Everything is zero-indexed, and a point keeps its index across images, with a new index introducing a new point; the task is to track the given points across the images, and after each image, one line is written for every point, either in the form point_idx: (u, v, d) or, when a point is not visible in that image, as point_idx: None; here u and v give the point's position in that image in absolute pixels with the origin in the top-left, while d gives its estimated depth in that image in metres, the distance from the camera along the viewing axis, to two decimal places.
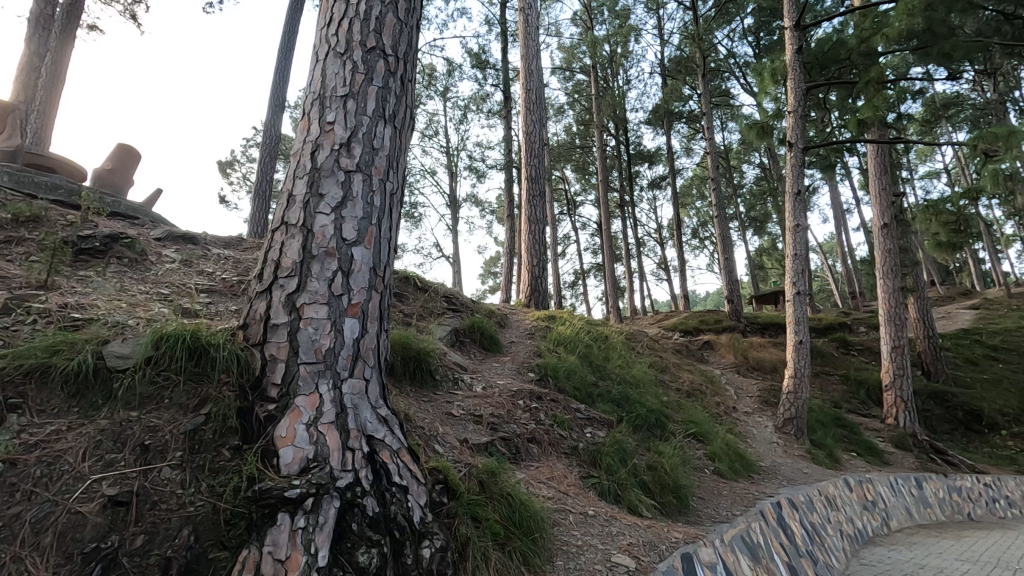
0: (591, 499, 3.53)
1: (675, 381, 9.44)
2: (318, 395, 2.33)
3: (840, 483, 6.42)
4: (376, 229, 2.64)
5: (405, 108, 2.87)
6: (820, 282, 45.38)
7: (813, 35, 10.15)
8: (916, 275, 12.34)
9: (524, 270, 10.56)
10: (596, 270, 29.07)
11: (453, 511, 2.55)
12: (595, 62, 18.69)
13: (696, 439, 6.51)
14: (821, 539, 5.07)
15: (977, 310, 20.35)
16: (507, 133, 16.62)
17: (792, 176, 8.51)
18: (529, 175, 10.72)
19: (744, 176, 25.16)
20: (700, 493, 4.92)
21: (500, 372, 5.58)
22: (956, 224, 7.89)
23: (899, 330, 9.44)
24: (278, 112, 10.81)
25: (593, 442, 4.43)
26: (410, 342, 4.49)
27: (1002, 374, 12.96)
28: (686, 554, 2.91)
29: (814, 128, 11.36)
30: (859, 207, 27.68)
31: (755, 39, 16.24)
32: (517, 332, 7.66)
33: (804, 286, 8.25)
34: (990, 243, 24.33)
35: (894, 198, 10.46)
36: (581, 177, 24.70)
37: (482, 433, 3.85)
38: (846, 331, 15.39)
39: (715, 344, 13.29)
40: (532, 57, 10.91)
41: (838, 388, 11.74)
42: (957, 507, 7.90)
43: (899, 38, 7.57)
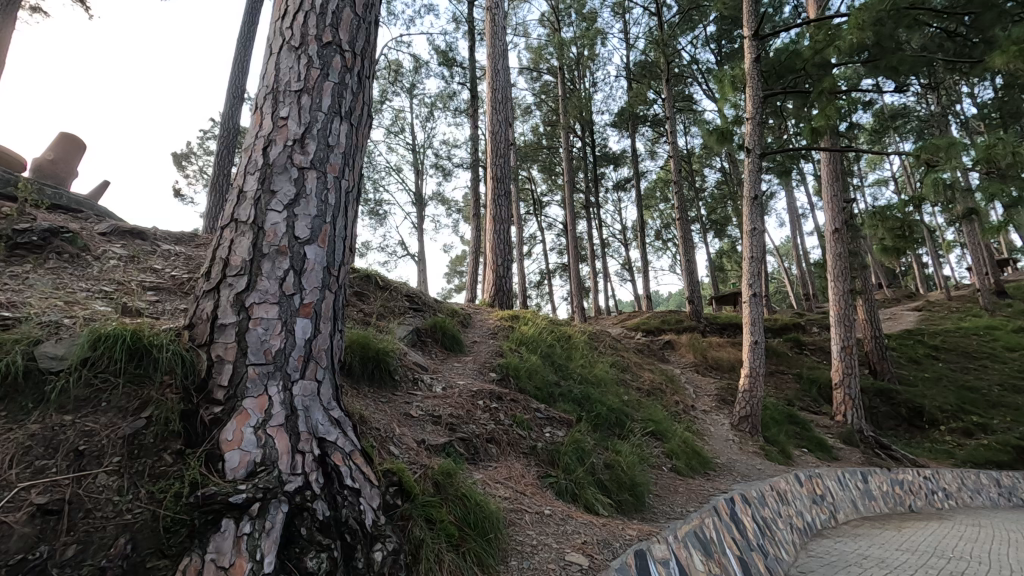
0: (548, 498, 3.56)
1: (636, 380, 9.62)
2: (267, 397, 2.27)
3: (791, 478, 6.65)
4: (330, 227, 2.59)
5: (361, 106, 2.82)
6: (777, 284, 47.07)
7: (770, 44, 10.52)
8: (866, 278, 12.88)
9: (489, 270, 10.57)
10: (561, 269, 29.36)
11: (408, 513, 2.53)
12: (562, 64, 18.86)
13: (654, 437, 6.65)
14: (771, 533, 5.24)
15: (921, 311, 21.46)
16: (474, 132, 16.63)
17: (750, 181, 8.78)
18: (495, 174, 10.72)
19: (706, 180, 25.81)
20: (656, 490, 5.01)
21: (461, 372, 5.57)
22: (900, 229, 8.31)
23: (848, 331, 9.84)
24: (236, 103, 10.46)
25: (552, 441, 4.46)
26: (369, 342, 4.43)
27: (942, 373, 13.68)
28: (639, 550, 2.97)
29: (771, 135, 11.77)
30: (813, 212, 28.82)
31: (716, 46, 16.69)
32: (480, 332, 7.66)
33: (760, 288, 8.52)
34: (932, 247, 25.67)
35: (844, 204, 10.89)
36: (547, 177, 24.90)
37: (441, 434, 3.82)
38: (799, 332, 15.98)
39: (676, 343, 13.60)
40: (498, 57, 10.88)
41: (791, 386, 12.18)
42: (899, 499, 8.31)
43: (850, 51, 7.85)
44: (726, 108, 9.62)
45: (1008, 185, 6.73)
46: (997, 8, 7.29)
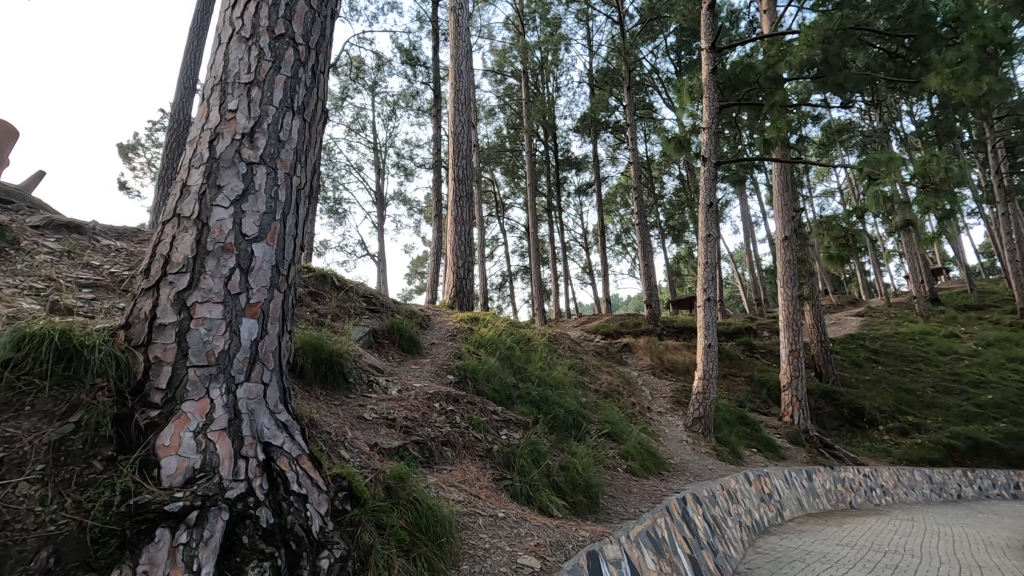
0: (503, 501, 3.56)
1: (594, 382, 9.74)
2: (208, 400, 2.18)
3: (741, 477, 6.87)
4: (280, 225, 2.51)
5: (315, 102, 2.76)
6: (730, 289, 48.70)
7: (727, 57, 10.88)
8: (813, 284, 13.44)
9: (450, 271, 10.51)
10: (523, 271, 29.51)
11: (357, 519, 2.48)
12: (526, 67, 18.97)
13: (610, 438, 6.75)
14: (721, 531, 5.39)
15: (863, 316, 22.56)
16: (437, 132, 16.52)
17: (706, 189, 9.03)
18: (457, 175, 10.67)
19: (664, 187, 26.43)
20: (611, 491, 5.08)
21: (418, 374, 5.51)
22: (844, 239, 8.71)
23: (796, 335, 10.22)
24: (187, 94, 10.04)
25: (508, 444, 4.46)
26: (322, 344, 4.33)
27: (881, 375, 14.41)
28: (591, 551, 3.00)
29: (727, 144, 12.17)
30: (765, 220, 29.92)
31: (675, 57, 17.14)
32: (439, 333, 7.61)
33: (713, 292, 8.78)
34: (874, 256, 27.06)
35: (793, 213, 11.34)
36: (510, 180, 25.01)
37: (395, 437, 3.76)
38: (751, 335, 16.54)
39: (634, 346, 13.86)
40: (462, 57, 10.83)
41: (743, 388, 12.59)
42: (840, 496, 8.70)
43: (799, 67, 8.21)
44: (684, 117, 9.89)
45: (941, 199, 7.16)
46: (934, 31, 7.70)
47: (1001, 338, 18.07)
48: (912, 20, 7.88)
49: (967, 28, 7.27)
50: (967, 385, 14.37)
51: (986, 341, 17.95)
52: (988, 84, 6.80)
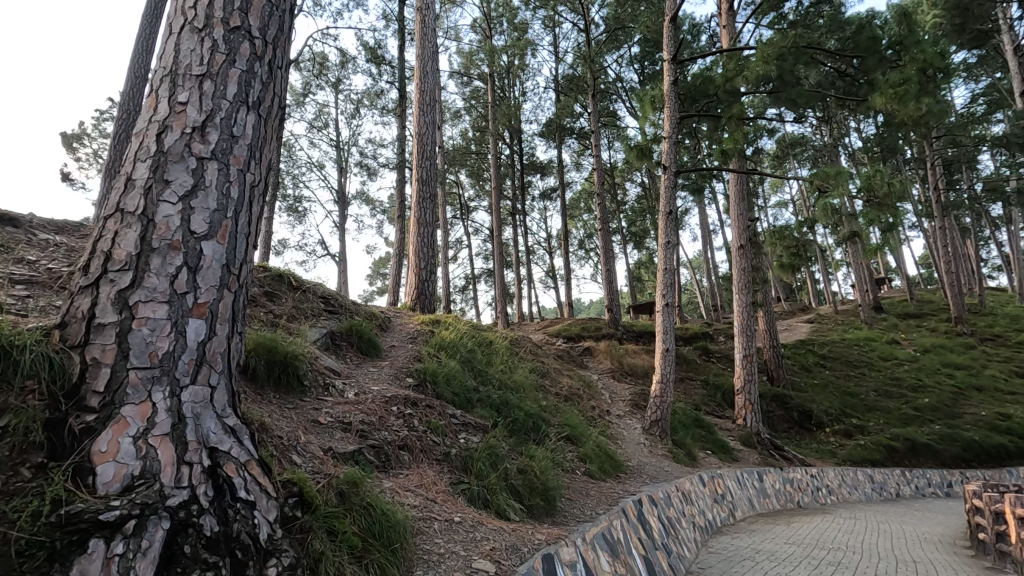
0: (459, 505, 3.53)
1: (555, 386, 9.80)
2: (150, 404, 2.09)
3: (695, 479, 7.03)
4: (231, 223, 2.43)
5: (271, 98, 2.69)
6: (689, 295, 49.96)
7: (688, 69, 11.16)
8: (766, 292, 13.92)
9: (411, 272, 10.42)
10: (487, 274, 29.48)
11: (308, 525, 2.42)
12: (493, 71, 18.99)
13: (569, 441, 6.82)
14: (675, 532, 5.50)
15: (812, 323, 23.51)
16: (401, 132, 16.33)
17: (666, 197, 9.23)
18: (421, 175, 10.58)
19: (627, 194, 26.89)
20: (568, 494, 5.12)
21: (376, 377, 5.42)
22: (795, 248, 9.07)
23: (749, 340, 10.55)
24: (138, 83, 9.61)
25: (467, 447, 4.43)
26: (276, 346, 4.23)
27: (828, 379, 15.04)
28: (546, 554, 3.01)
29: (687, 154, 12.49)
30: (722, 228, 30.82)
31: (639, 66, 17.48)
32: (399, 336, 7.51)
33: (672, 298, 8.99)
34: (823, 265, 28.25)
35: (749, 222, 11.72)
36: (475, 183, 24.97)
37: (350, 441, 3.70)
38: (708, 340, 17.00)
39: (594, 350, 14.03)
40: (427, 57, 10.73)
41: (699, 391, 12.91)
42: (788, 496, 9.02)
43: (756, 81, 8.52)
44: (646, 126, 10.09)
45: (884, 213, 7.53)
46: (879, 53, 8.10)
47: (937, 345, 19.16)
48: (859, 42, 8.19)
49: (909, 52, 7.71)
50: (906, 389, 15.16)
51: (923, 348, 18.99)
52: (927, 106, 7.22)
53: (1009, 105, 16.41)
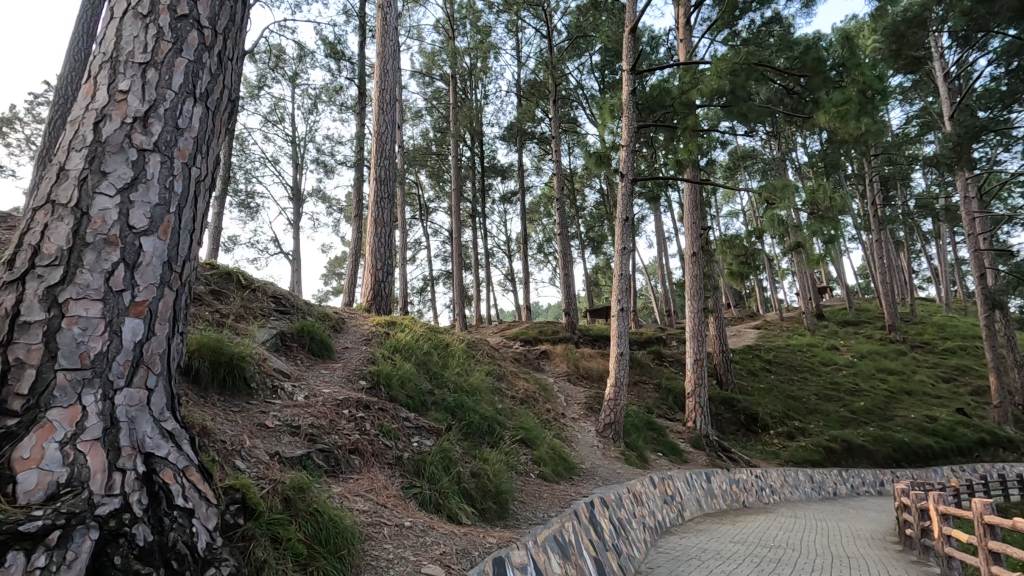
0: (410, 509, 3.49)
1: (511, 389, 9.82)
2: (80, 407, 1.97)
3: (646, 480, 7.18)
4: (174, 218, 2.33)
5: (221, 91, 2.60)
6: (643, 300, 51.11)
7: (646, 80, 11.42)
8: (716, 298, 14.38)
9: (367, 273, 10.24)
10: (445, 276, 29.30)
11: (250, 533, 2.35)
12: (455, 72, 18.92)
13: (523, 443, 6.85)
14: (625, 532, 5.60)
15: (759, 329, 24.47)
16: (360, 130, 16.04)
17: (623, 204, 9.42)
18: (379, 175, 10.41)
19: (586, 199, 27.27)
20: (521, 497, 5.15)
21: (327, 379, 5.30)
22: (745, 256, 9.44)
23: (700, 345, 10.87)
24: (77, 67, 9.07)
25: (419, 451, 4.39)
26: (222, 347, 4.09)
27: (773, 383, 15.67)
28: (497, 557, 3.02)
29: (644, 162, 12.79)
30: (677, 236, 31.69)
31: (600, 75, 17.77)
32: (352, 337, 7.37)
33: (627, 303, 9.17)
34: (770, 274, 29.44)
35: (702, 231, 12.08)
36: (435, 184, 24.80)
37: (299, 446, 3.60)
38: (661, 345, 17.43)
39: (551, 353, 14.15)
40: (388, 56, 10.57)
41: (651, 394, 13.21)
42: (734, 496, 9.34)
43: (710, 94, 8.81)
44: (605, 134, 10.26)
45: (826, 225, 7.92)
46: (824, 73, 8.52)
47: (872, 351, 20.28)
48: (805, 62, 8.63)
49: (851, 74, 8.16)
50: (844, 393, 15.96)
51: (860, 354, 20.06)
52: (866, 125, 7.65)
53: (939, 128, 17.56)
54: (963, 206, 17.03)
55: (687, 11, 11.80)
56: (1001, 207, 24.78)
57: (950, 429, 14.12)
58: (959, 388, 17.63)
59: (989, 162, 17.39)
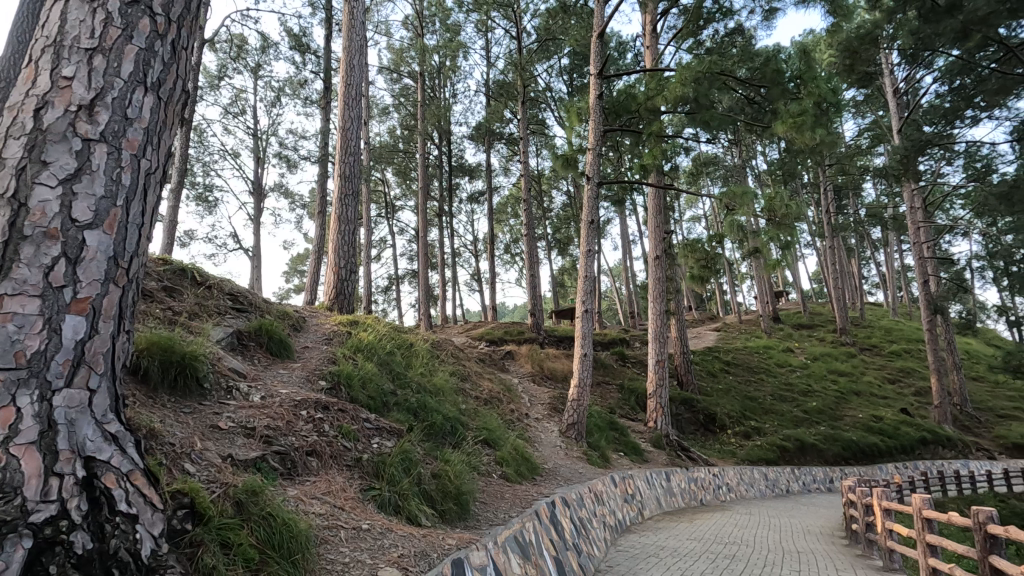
0: (368, 512, 3.44)
1: (475, 389, 9.80)
2: (14, 409, 1.86)
3: (607, 480, 7.28)
4: (121, 212, 2.24)
5: (174, 81, 2.51)
6: (608, 301, 51.81)
7: (613, 85, 11.58)
8: (678, 300, 14.69)
9: (330, 271, 10.05)
10: (411, 275, 29.00)
11: (198, 539, 2.29)
12: (423, 70, 18.76)
13: (486, 444, 6.84)
14: (585, 532, 5.65)
15: (719, 331, 25.13)
16: (325, 125, 15.72)
17: (589, 207, 9.51)
18: (343, 172, 10.22)
19: (553, 201, 27.44)
20: (482, 498, 5.14)
21: (286, 379, 5.18)
22: (705, 260, 9.67)
23: (662, 347, 11.08)
24: None
25: (379, 452, 4.32)
26: (174, 346, 3.95)
27: (731, 385, 16.10)
28: (456, 558, 3.02)
29: (610, 166, 12.96)
30: (641, 239, 32.23)
31: (568, 78, 17.91)
32: (313, 337, 7.21)
33: (591, 304, 9.27)
34: (730, 277, 30.28)
35: (665, 235, 12.32)
36: (402, 181, 24.53)
37: (253, 448, 3.51)
38: (625, 346, 17.69)
39: (516, 354, 14.18)
40: (355, 50, 10.38)
41: (614, 395, 13.40)
42: (692, 494, 9.56)
43: (674, 101, 8.99)
44: (572, 137, 10.34)
45: (782, 232, 8.18)
46: (782, 85, 8.81)
47: (825, 353, 21.08)
48: (766, 73, 8.92)
49: (807, 86, 8.46)
50: (797, 394, 16.55)
51: (813, 356, 20.83)
52: (821, 137, 7.95)
53: (888, 140, 18.41)
54: (910, 216, 17.88)
55: (654, 19, 12.02)
56: (943, 218, 26.15)
57: (895, 428, 14.81)
58: (903, 390, 18.51)
59: (933, 175, 18.32)
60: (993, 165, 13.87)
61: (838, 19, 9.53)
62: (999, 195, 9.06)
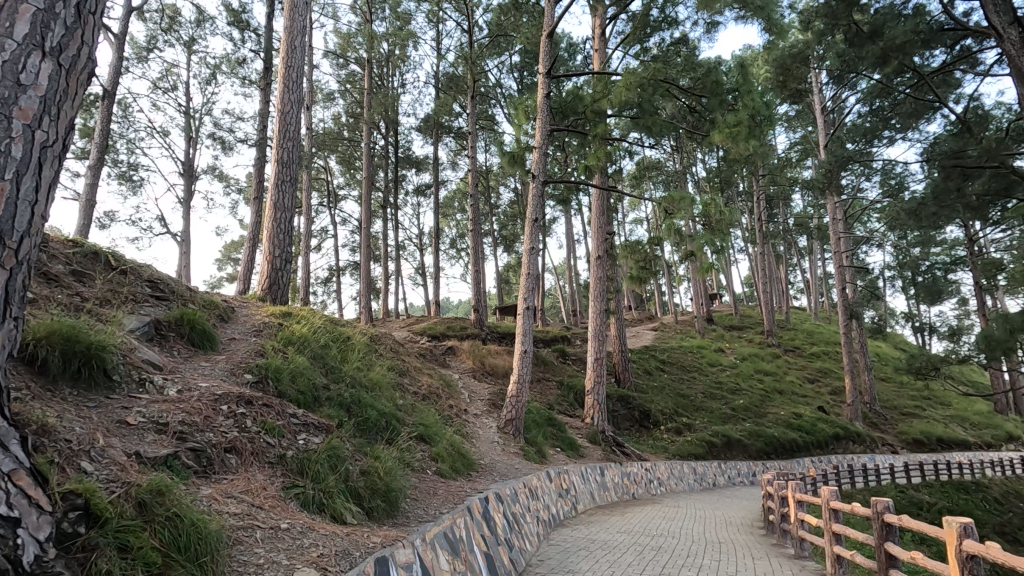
0: (289, 510, 3.31)
1: (414, 385, 9.67)
2: None
3: (542, 475, 7.38)
4: (9, 186, 2.04)
5: (79, 48, 2.30)
6: (551, 300, 52.39)
7: (563, 85, 11.70)
8: (618, 300, 15.05)
9: (265, 259, 9.62)
10: (352, 267, 28.26)
11: (92, 542, 2.14)
12: (371, 57, 18.25)
13: (422, 440, 6.77)
14: (518, 527, 5.70)
15: (657, 331, 26.02)
16: (264, 107, 15.03)
17: (534, 205, 9.55)
18: (281, 157, 9.76)
19: (500, 197, 27.44)
20: (413, 494, 5.06)
21: (207, 373, 4.91)
22: (644, 262, 9.97)
23: (601, 344, 11.31)
24: None
25: (305, 449, 4.17)
26: (78, 335, 3.66)
27: (666, 382, 16.67)
28: (380, 557, 2.95)
29: (556, 165, 13.10)
30: (585, 239, 32.78)
31: (519, 75, 17.91)
32: (241, 328, 6.88)
33: (533, 301, 9.32)
34: (669, 278, 31.34)
35: (608, 235, 12.59)
36: (346, 170, 23.86)
37: (164, 445, 3.30)
38: (566, 343, 17.96)
39: (457, 349, 14.11)
40: (298, 30, 9.92)
41: (553, 391, 13.59)
42: (624, 488, 9.84)
43: (619, 105, 9.16)
44: (519, 134, 10.35)
45: (715, 237, 8.48)
46: (720, 96, 9.10)
47: (753, 354, 22.21)
48: (706, 84, 9.22)
49: (743, 99, 8.80)
50: (726, 391, 17.37)
51: (742, 356, 21.91)
52: (753, 147, 8.33)
53: (815, 154, 19.60)
54: (831, 227, 19.05)
55: (603, 23, 12.24)
56: (861, 230, 28.13)
57: (812, 425, 15.81)
58: (821, 389, 19.81)
59: (853, 190, 19.64)
60: (905, 182, 15.02)
61: (773, 37, 9.99)
62: (910, 210, 9.81)
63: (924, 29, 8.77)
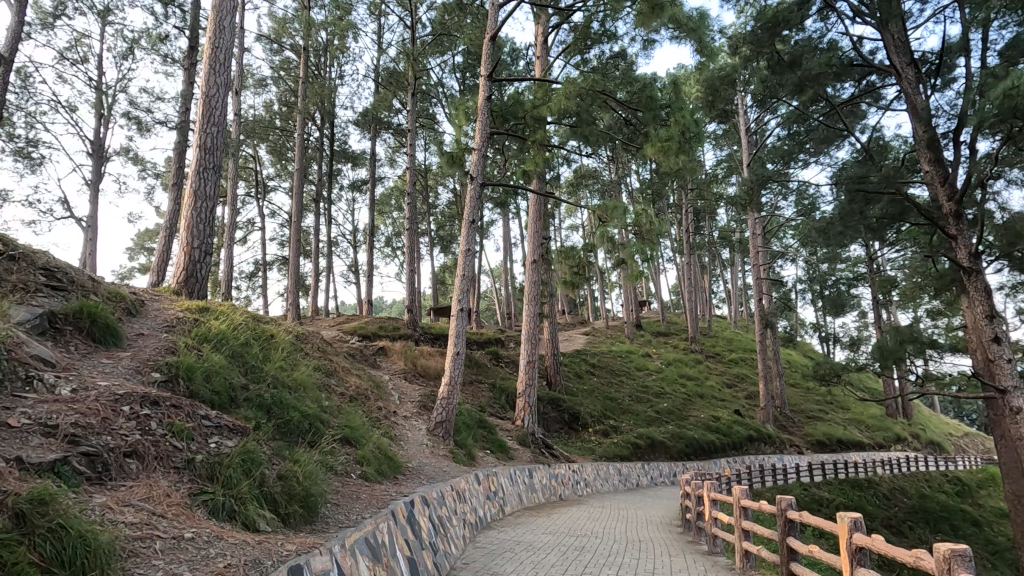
0: (196, 518, 3.11)
1: (341, 385, 9.38)
2: None
3: (471, 477, 7.36)
4: None
5: None
6: (485, 303, 52.40)
7: (504, 89, 11.75)
8: (552, 304, 15.29)
9: (182, 250, 9.02)
10: (280, 262, 27.05)
11: None
12: (307, 45, 17.58)
13: (347, 443, 6.57)
14: (443, 530, 5.64)
15: (587, 335, 26.64)
16: (186, 88, 14.09)
17: (471, 206, 9.51)
18: (204, 143, 9.19)
19: (438, 197, 27.19)
20: (335, 499, 4.89)
21: (108, 371, 4.54)
22: (577, 267, 10.19)
23: (533, 347, 11.44)
24: None
25: (217, 452, 3.93)
26: None
27: (595, 386, 17.12)
28: (293, 565, 2.82)
29: (495, 168, 13.14)
30: (521, 243, 33.09)
31: (461, 76, 17.86)
32: (152, 323, 6.41)
33: (466, 303, 9.29)
34: (601, 284, 32.22)
35: (543, 240, 12.76)
36: (277, 160, 22.84)
37: (51, 449, 3.01)
38: (499, 346, 18.03)
39: (389, 350, 13.82)
40: (227, 10, 9.36)
41: (485, 393, 13.60)
42: (551, 490, 9.99)
43: (558, 113, 9.31)
44: (459, 135, 10.30)
45: (646, 246, 8.81)
46: (654, 110, 9.47)
47: (677, 359, 23.21)
48: (641, 98, 9.59)
49: (675, 115, 9.17)
50: (651, 395, 18.06)
51: (667, 361, 22.84)
52: (682, 162, 8.73)
53: (739, 172, 20.80)
54: (752, 241, 20.29)
55: (546, 31, 12.43)
56: (777, 245, 30.15)
57: (728, 427, 16.73)
58: (738, 393, 21.00)
59: (771, 208, 21.02)
60: (817, 203, 16.23)
61: (704, 59, 10.51)
62: (821, 229, 10.44)
63: (836, 63, 9.56)
